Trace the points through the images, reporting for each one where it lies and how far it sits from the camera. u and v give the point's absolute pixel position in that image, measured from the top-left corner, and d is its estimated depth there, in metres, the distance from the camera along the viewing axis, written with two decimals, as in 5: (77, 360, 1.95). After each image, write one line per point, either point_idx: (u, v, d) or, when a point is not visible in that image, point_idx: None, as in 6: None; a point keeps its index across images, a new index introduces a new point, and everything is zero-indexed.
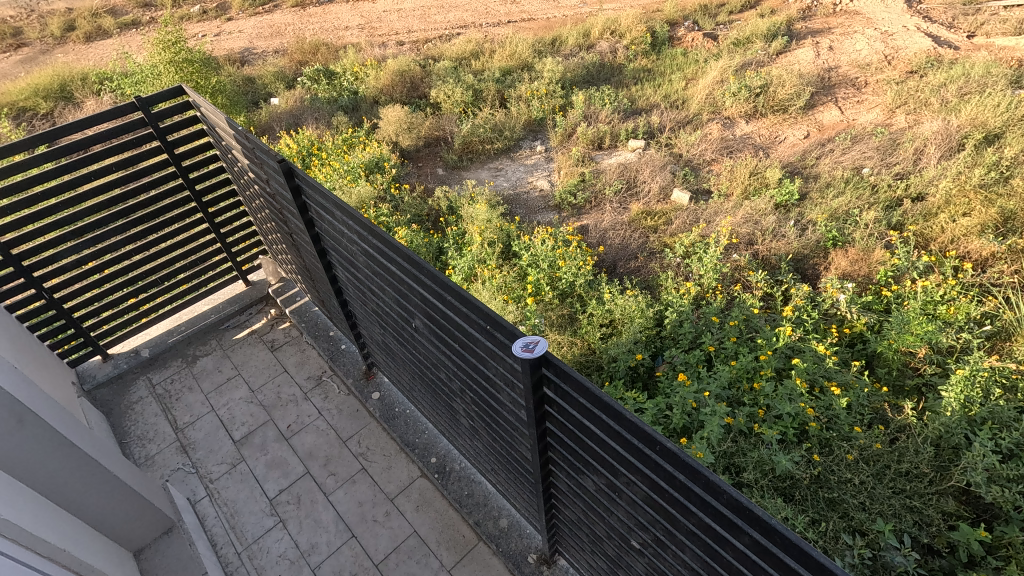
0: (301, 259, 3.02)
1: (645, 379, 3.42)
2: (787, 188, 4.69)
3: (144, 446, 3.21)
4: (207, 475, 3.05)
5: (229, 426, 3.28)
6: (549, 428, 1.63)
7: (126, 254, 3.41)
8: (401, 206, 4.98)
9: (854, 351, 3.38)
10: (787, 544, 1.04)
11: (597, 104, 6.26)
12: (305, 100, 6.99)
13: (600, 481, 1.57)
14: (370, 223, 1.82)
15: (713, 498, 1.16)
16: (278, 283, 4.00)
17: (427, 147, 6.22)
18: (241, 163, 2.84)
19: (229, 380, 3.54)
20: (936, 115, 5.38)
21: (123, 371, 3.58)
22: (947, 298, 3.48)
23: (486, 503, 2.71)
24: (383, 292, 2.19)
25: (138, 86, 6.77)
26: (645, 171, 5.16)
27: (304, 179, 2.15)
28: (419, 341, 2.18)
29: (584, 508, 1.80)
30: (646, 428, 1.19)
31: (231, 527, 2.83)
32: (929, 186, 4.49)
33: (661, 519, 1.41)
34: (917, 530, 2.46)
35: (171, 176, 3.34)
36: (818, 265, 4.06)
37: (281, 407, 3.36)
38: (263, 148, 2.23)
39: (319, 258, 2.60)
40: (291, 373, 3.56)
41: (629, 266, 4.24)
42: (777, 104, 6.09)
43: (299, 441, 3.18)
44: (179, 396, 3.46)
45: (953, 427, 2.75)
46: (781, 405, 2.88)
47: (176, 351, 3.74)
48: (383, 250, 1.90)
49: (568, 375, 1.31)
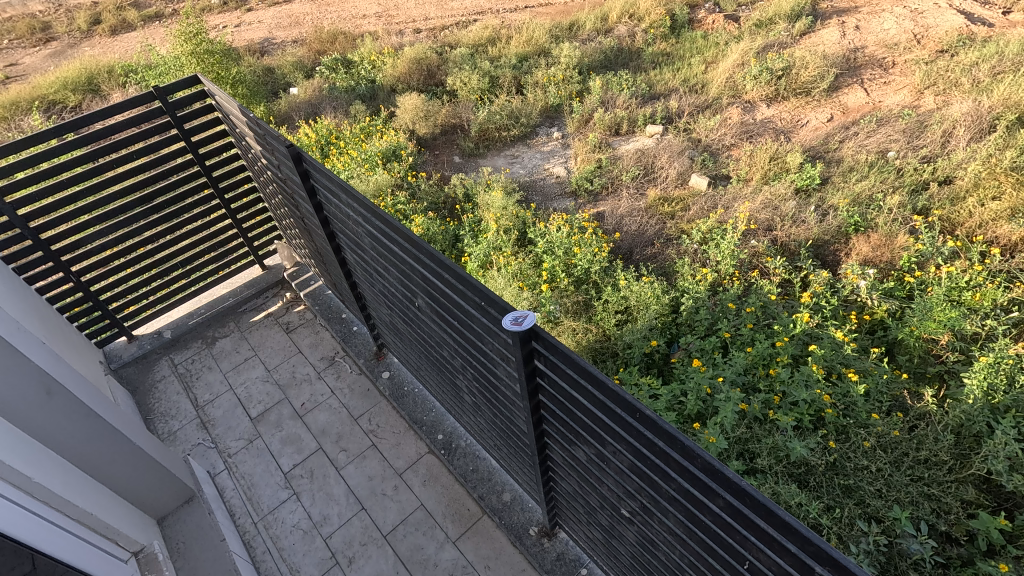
0: (312, 242, 3.08)
1: (660, 366, 3.43)
2: (809, 172, 4.61)
3: (166, 422, 3.33)
4: (225, 450, 3.15)
5: (246, 404, 3.38)
6: (542, 401, 1.66)
7: (147, 239, 3.51)
8: (418, 194, 5.02)
9: (875, 338, 3.33)
10: (756, 505, 1.06)
11: (615, 89, 6.19)
12: (323, 88, 7.05)
13: (590, 451, 1.60)
14: (372, 204, 1.85)
15: (690, 463, 1.18)
16: (295, 269, 4.08)
17: (444, 134, 6.24)
18: (253, 148, 2.90)
19: (246, 360, 3.64)
20: (967, 95, 5.21)
21: (147, 352, 3.70)
22: (972, 284, 3.39)
23: (490, 478, 2.76)
24: (388, 272, 2.22)
25: (160, 77, 6.89)
26: (662, 156, 5.10)
27: (312, 164, 2.19)
28: (423, 320, 2.21)
29: (578, 479, 1.83)
30: (627, 396, 1.21)
31: (248, 499, 2.92)
32: (958, 169, 4.36)
33: (646, 487, 1.44)
34: (934, 518, 2.44)
35: (189, 161, 3.42)
36: (838, 251, 3.99)
37: (295, 386, 3.45)
38: (272, 132, 2.26)
39: (329, 240, 2.64)
40: (305, 353, 3.65)
41: (646, 253, 4.21)
42: (800, 87, 5.95)
43: (313, 418, 3.26)
44: (199, 375, 3.58)
45: (975, 415, 2.69)
46: (796, 392, 2.85)
47: (196, 333, 3.84)
48: (385, 231, 1.93)
49: (556, 347, 1.33)
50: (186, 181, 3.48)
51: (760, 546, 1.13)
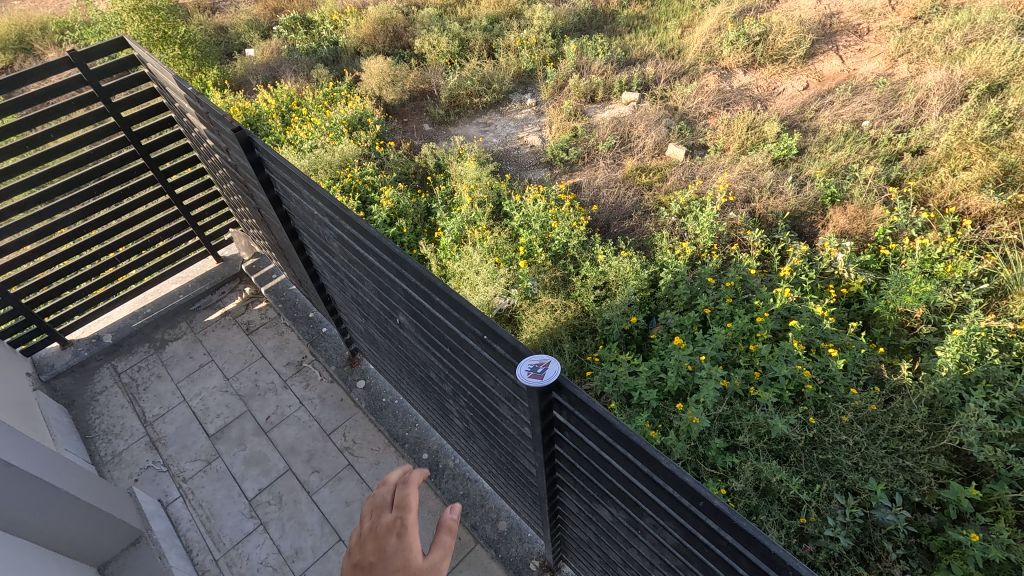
0: (272, 236, 2.87)
1: (639, 342, 3.38)
2: (786, 142, 4.55)
3: (110, 442, 3.11)
4: (179, 475, 2.97)
5: (202, 418, 3.20)
6: (560, 452, 1.55)
7: (80, 235, 3.23)
8: (386, 164, 4.79)
9: (851, 311, 3.35)
10: None
11: (589, 54, 5.99)
12: (282, 50, 6.64)
13: (620, 515, 1.49)
14: (341, 206, 1.68)
15: (770, 568, 1.04)
16: (253, 260, 3.91)
17: (412, 101, 5.96)
18: (199, 130, 2.65)
19: (202, 367, 3.45)
20: (939, 64, 5.21)
21: (84, 359, 3.47)
22: (945, 256, 3.42)
23: (484, 504, 2.69)
24: (362, 282, 2.08)
25: (100, 36, 6.35)
26: (639, 125, 4.97)
27: (265, 152, 2.01)
28: (404, 337, 2.08)
29: (598, 531, 1.74)
30: (691, 483, 1.07)
31: (207, 532, 2.75)
32: (930, 139, 4.38)
33: (694, 566, 1.33)
34: (908, 489, 2.48)
35: (120, 139, 3.11)
36: (815, 223, 3.98)
37: (259, 397, 3.28)
38: (216, 112, 2.06)
39: (289, 236, 2.46)
40: (268, 359, 3.48)
41: (624, 226, 4.12)
42: (777, 53, 5.84)
43: (280, 434, 3.11)
44: (147, 385, 3.38)
45: (947, 387, 2.75)
46: (777, 367, 2.85)
47: (142, 336, 3.64)
48: (357, 236, 1.77)
49: (586, 405, 1.20)
50: (119, 162, 3.17)
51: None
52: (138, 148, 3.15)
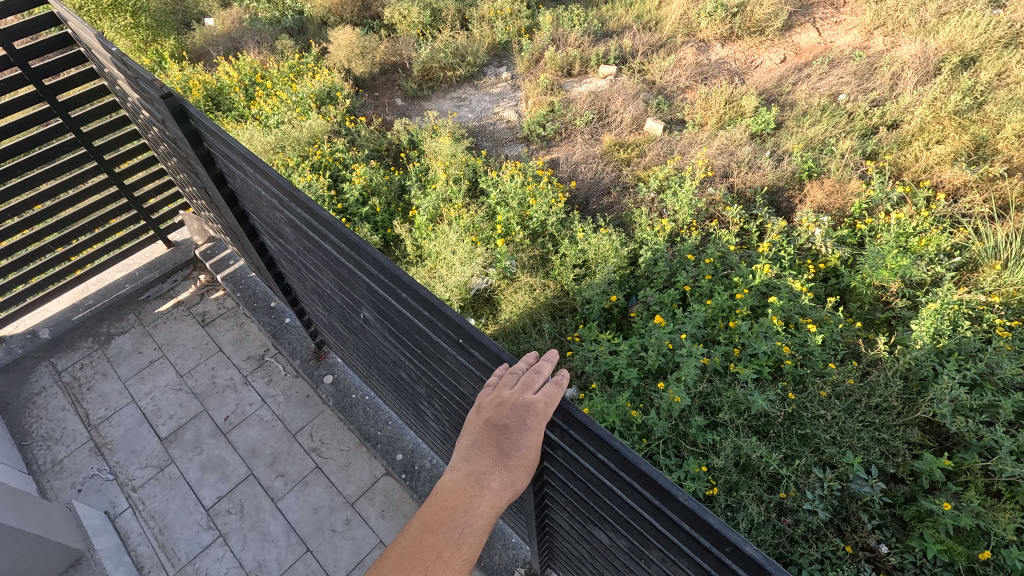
0: (223, 220, 2.73)
1: (619, 320, 3.34)
2: (764, 116, 4.51)
3: (49, 448, 2.96)
4: (128, 483, 2.83)
5: (154, 420, 3.07)
6: (552, 470, 1.48)
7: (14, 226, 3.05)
8: (358, 140, 4.63)
9: (828, 286, 3.37)
10: None
11: (566, 25, 5.83)
12: (244, 20, 6.31)
13: (621, 539, 1.44)
14: (290, 187, 1.56)
15: None
16: (208, 245, 3.77)
17: (383, 74, 5.75)
18: (133, 99, 2.46)
19: (151, 364, 3.32)
20: (915, 36, 5.21)
21: (19, 358, 3.30)
22: (919, 230, 3.46)
23: None
24: (322, 273, 1.97)
25: None
26: (617, 99, 4.87)
27: (203, 124, 1.86)
28: (371, 332, 1.99)
29: (592, 548, 1.70)
30: (714, 528, 0.98)
31: (160, 546, 2.63)
32: (905, 113, 4.39)
33: None
34: (883, 461, 2.52)
35: (49, 114, 2.88)
36: (792, 198, 3.97)
37: (215, 395, 3.17)
38: (146, 79, 1.88)
39: (237, 219, 2.32)
40: (227, 353, 3.37)
41: (602, 203, 4.05)
42: (755, 25, 5.77)
43: (239, 435, 3.00)
44: (90, 384, 3.23)
45: (922, 360, 2.78)
46: (756, 344, 2.85)
47: (85, 330, 3.48)
48: (310, 222, 1.65)
49: (587, 428, 1.09)
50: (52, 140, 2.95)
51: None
52: (69, 124, 2.93)
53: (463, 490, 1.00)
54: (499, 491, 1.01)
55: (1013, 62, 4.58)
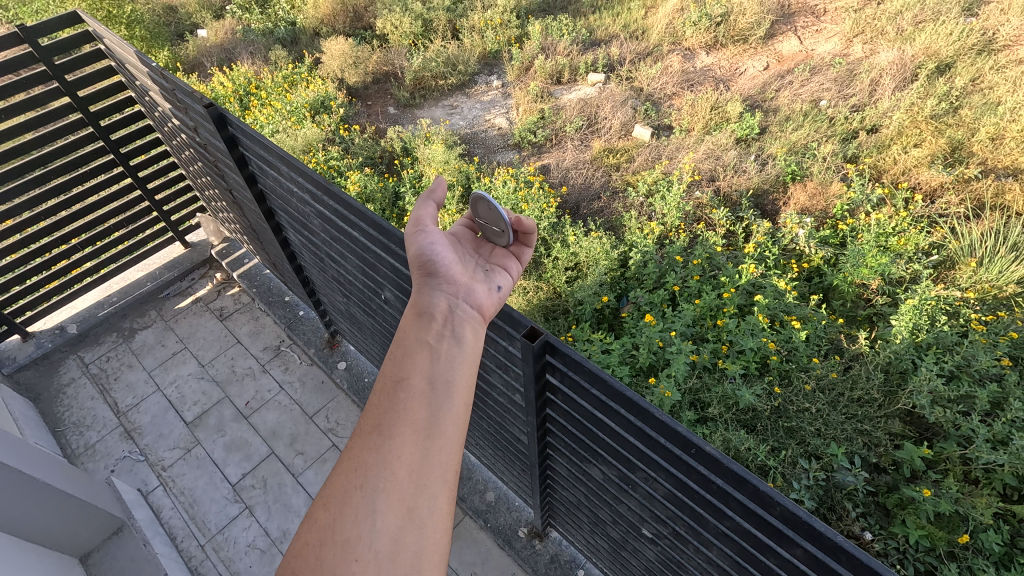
0: (245, 219, 2.83)
1: (611, 321, 3.44)
2: (748, 121, 4.64)
3: (82, 434, 3.00)
4: (158, 463, 2.89)
5: (179, 406, 3.12)
6: (550, 416, 1.59)
7: (36, 221, 3.09)
8: (352, 148, 4.69)
9: (812, 285, 3.48)
10: (852, 563, 0.97)
11: (555, 35, 5.96)
12: (237, 31, 6.38)
13: (611, 472, 1.54)
14: (323, 180, 1.65)
15: (762, 510, 1.08)
16: (223, 245, 3.81)
17: (375, 83, 5.83)
18: (162, 108, 2.56)
19: (175, 355, 3.36)
20: (892, 44, 5.38)
21: (48, 351, 3.33)
22: (898, 230, 3.58)
23: (471, 477, 2.72)
24: (344, 259, 2.05)
25: (36, 15, 6.03)
26: (606, 107, 4.99)
27: (240, 129, 1.94)
28: (390, 314, 2.06)
29: (587, 492, 1.80)
30: (680, 430, 1.11)
31: (191, 519, 2.68)
32: (883, 118, 4.54)
33: (685, 517, 1.38)
34: (866, 451, 2.62)
35: (78, 121, 2.96)
36: (777, 200, 4.10)
37: (236, 382, 3.21)
38: (184, 89, 1.97)
39: (265, 218, 2.40)
40: (245, 344, 3.40)
41: (593, 207, 4.15)
42: (738, 34, 5.92)
43: (261, 419, 3.04)
44: (118, 375, 3.27)
45: (901, 354, 2.90)
46: (743, 341, 2.95)
47: (109, 325, 3.52)
48: (340, 212, 1.74)
49: (582, 366, 1.23)
50: (80, 146, 3.03)
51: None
52: (97, 131, 3.01)
53: (422, 369, 0.99)
54: (461, 354, 1.04)
55: (986, 68, 4.77)
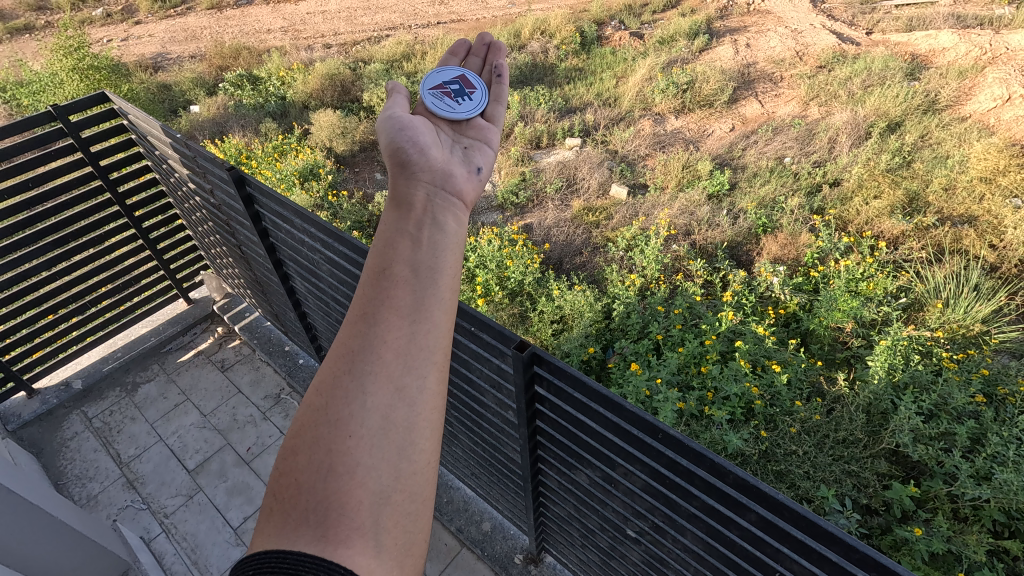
0: (251, 272, 2.89)
1: (598, 372, 3.47)
2: (718, 179, 4.90)
3: (84, 486, 2.94)
4: (160, 511, 2.83)
5: (181, 455, 3.07)
6: (539, 427, 1.63)
7: (48, 279, 3.09)
8: (340, 213, 4.83)
9: (790, 330, 3.59)
10: (795, 517, 1.07)
11: (533, 104, 6.33)
12: (229, 106, 6.66)
13: (595, 475, 1.57)
14: (334, 228, 1.74)
15: (718, 480, 1.17)
16: (225, 300, 3.81)
17: (362, 151, 6.08)
18: (179, 173, 2.67)
19: (177, 406, 3.31)
20: (845, 106, 5.80)
21: (52, 408, 3.27)
22: (867, 275, 3.74)
23: (467, 508, 2.65)
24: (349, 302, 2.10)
25: (35, 98, 6.28)
26: (584, 168, 5.25)
27: (257, 188, 2.05)
28: None
29: (575, 504, 1.81)
30: (647, 416, 1.20)
31: (193, 564, 2.62)
32: (844, 172, 4.83)
33: (660, 506, 1.42)
34: (856, 493, 2.64)
35: (97, 189, 3.05)
36: (751, 251, 4.28)
37: (237, 429, 3.17)
38: (207, 156, 2.09)
39: (275, 269, 2.48)
40: (245, 393, 3.36)
41: (576, 262, 4.29)
42: (703, 99, 6.35)
43: (261, 463, 3.01)
44: (120, 427, 3.22)
45: (880, 394, 2.98)
46: (727, 387, 3.01)
47: (112, 380, 3.46)
48: (348, 257, 1.82)
49: (565, 371, 1.30)
50: (96, 211, 3.10)
51: (794, 557, 1.14)
52: (115, 198, 3.09)
53: (404, 256, 0.94)
54: (445, 241, 1.01)
55: (932, 126, 5.17)
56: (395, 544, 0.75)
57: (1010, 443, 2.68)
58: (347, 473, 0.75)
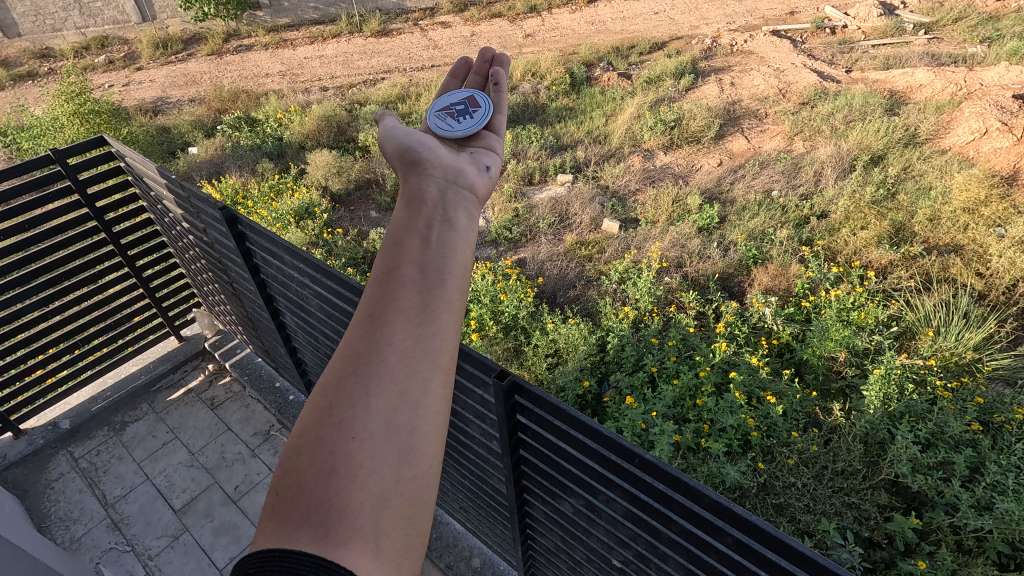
0: (242, 309, 2.90)
1: (593, 406, 3.43)
2: (708, 212, 4.98)
3: (68, 528, 2.88)
4: (145, 552, 2.77)
5: (168, 494, 3.01)
6: (523, 456, 1.62)
7: (40, 318, 3.08)
8: (335, 250, 4.86)
9: (784, 360, 3.60)
10: (768, 538, 1.08)
11: (525, 142, 6.48)
12: (226, 147, 6.79)
13: (578, 503, 1.55)
14: (323, 264, 1.76)
15: (694, 504, 1.17)
16: (217, 337, 3.78)
17: (358, 189, 6.16)
18: (173, 214, 2.72)
19: (166, 445, 3.26)
20: (829, 140, 5.96)
21: (39, 448, 3.21)
22: (858, 304, 3.77)
23: (457, 544, 2.58)
24: (339, 336, 2.10)
25: (35, 141, 6.40)
26: (575, 203, 5.34)
27: (249, 226, 2.08)
28: None
29: (561, 535, 1.78)
30: (624, 441, 1.20)
31: None
32: (830, 204, 4.92)
33: (642, 533, 1.41)
34: (858, 525, 2.60)
35: (92, 229, 3.07)
36: (742, 282, 4.32)
37: (226, 467, 3.12)
38: (200, 195, 2.13)
39: (265, 304, 2.49)
40: (235, 431, 3.32)
41: (569, 295, 4.32)
42: (691, 136, 6.52)
43: (249, 501, 2.96)
44: (107, 467, 3.16)
45: (877, 424, 2.97)
46: (723, 419, 2.99)
47: (101, 419, 3.41)
48: (338, 291, 1.83)
49: (545, 401, 1.31)
50: (91, 251, 3.11)
51: None
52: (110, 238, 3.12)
53: (413, 258, 0.96)
54: (453, 241, 1.02)
55: (914, 158, 5.31)
56: (393, 545, 0.76)
57: (1009, 472, 2.67)
58: (349, 475, 0.76)
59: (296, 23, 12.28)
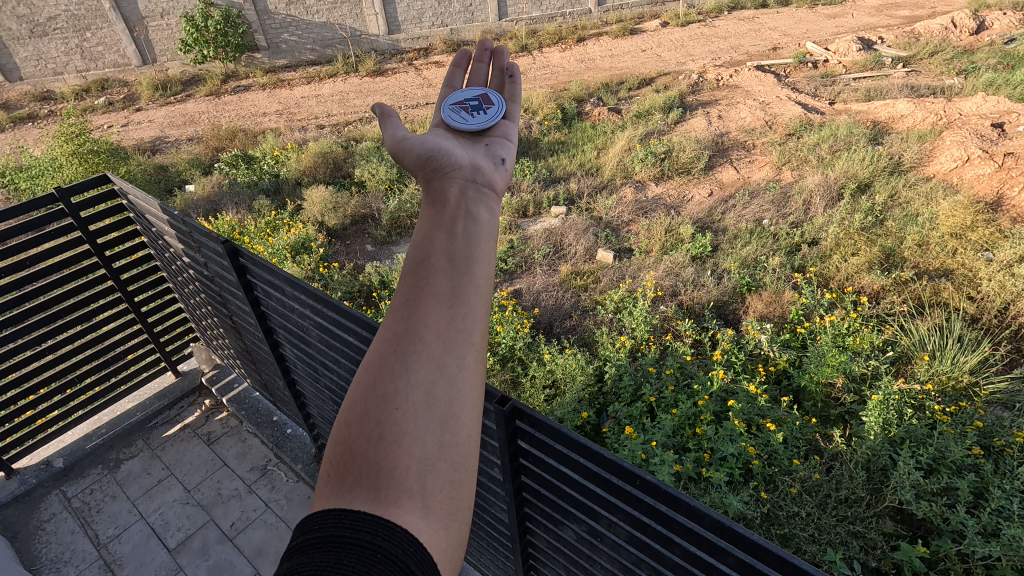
0: (241, 342, 2.88)
1: (592, 437, 3.40)
2: (700, 241, 5.04)
3: (59, 570, 2.79)
4: None
5: (163, 533, 2.93)
6: (525, 482, 1.60)
7: (36, 355, 3.06)
8: (332, 284, 4.86)
9: (782, 387, 3.59)
10: (771, 557, 1.07)
11: (518, 175, 6.58)
12: (223, 185, 6.86)
13: (581, 529, 1.52)
14: (323, 294, 1.76)
15: (696, 524, 1.16)
16: (214, 371, 3.75)
17: (353, 224, 6.20)
18: (174, 248, 2.73)
19: (161, 482, 3.19)
20: (816, 169, 6.09)
21: (31, 488, 3.14)
22: (852, 330, 3.79)
23: None
24: (339, 367, 2.09)
25: (34, 182, 6.45)
26: (569, 235, 5.40)
27: (250, 259, 2.09)
28: None
29: (564, 564, 1.74)
30: (623, 462, 1.19)
31: None
32: (820, 232, 5.00)
33: (646, 558, 1.38)
34: (864, 555, 2.56)
35: (93, 266, 3.07)
36: (737, 309, 4.34)
37: (222, 504, 3.05)
38: (201, 229, 2.15)
39: (266, 337, 2.47)
40: (231, 466, 3.26)
41: (565, 325, 4.33)
42: (681, 167, 6.65)
43: (246, 539, 2.88)
44: (101, 506, 3.08)
45: (878, 450, 2.95)
46: (724, 447, 2.97)
47: (95, 457, 3.34)
48: (338, 321, 1.83)
49: (547, 424, 1.30)
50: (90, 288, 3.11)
51: None
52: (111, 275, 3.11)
53: (441, 247, 0.97)
54: (479, 230, 1.02)
55: (899, 186, 5.42)
56: (441, 506, 0.78)
57: (1013, 497, 2.64)
58: (395, 441, 0.79)
59: (294, 64, 12.60)
